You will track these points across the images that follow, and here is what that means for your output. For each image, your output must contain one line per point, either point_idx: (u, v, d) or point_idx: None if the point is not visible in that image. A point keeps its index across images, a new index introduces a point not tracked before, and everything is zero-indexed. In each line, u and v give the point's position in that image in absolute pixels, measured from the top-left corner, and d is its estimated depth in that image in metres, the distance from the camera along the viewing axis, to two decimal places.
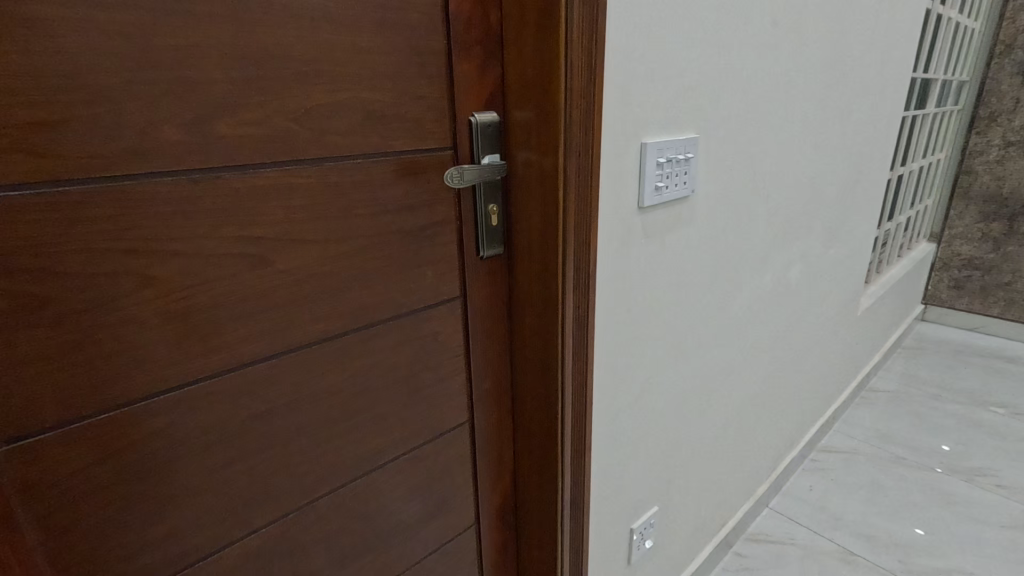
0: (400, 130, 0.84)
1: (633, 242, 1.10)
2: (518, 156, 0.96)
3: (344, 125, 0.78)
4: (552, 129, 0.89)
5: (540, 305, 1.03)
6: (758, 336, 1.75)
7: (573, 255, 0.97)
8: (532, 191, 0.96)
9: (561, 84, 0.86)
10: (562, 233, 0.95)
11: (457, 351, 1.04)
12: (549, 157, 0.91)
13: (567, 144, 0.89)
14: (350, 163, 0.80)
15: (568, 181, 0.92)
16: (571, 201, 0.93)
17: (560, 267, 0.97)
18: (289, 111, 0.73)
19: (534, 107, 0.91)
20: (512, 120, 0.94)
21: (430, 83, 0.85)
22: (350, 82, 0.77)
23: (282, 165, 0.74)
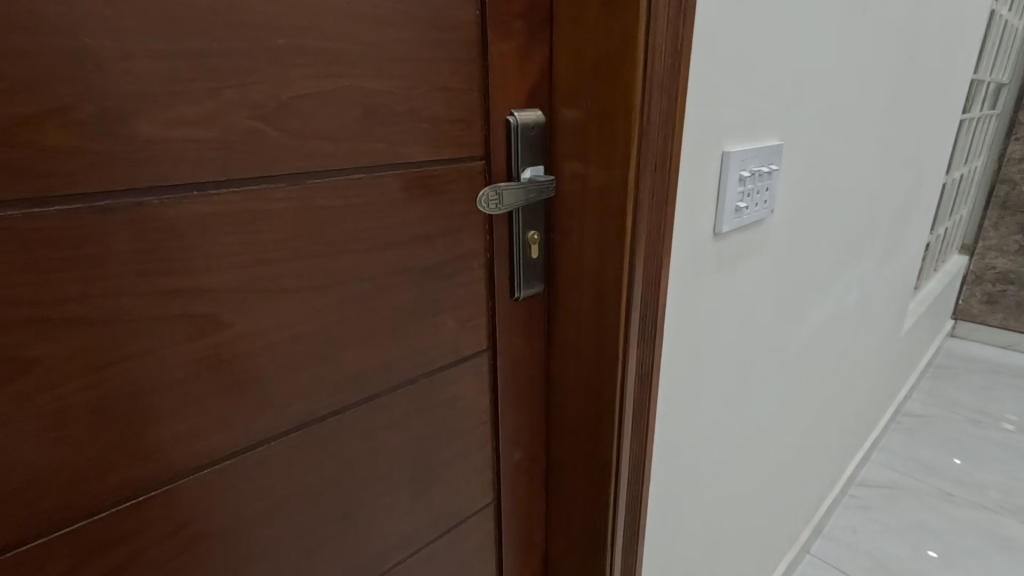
0: (416, 133, 0.60)
1: (704, 276, 0.87)
2: (568, 168, 0.72)
3: (337, 125, 0.54)
4: (623, 133, 0.66)
5: (591, 359, 0.80)
6: (815, 372, 1.52)
7: (640, 299, 0.74)
8: (588, 215, 0.73)
9: (639, 72, 0.63)
10: (627, 271, 0.72)
11: (483, 417, 0.81)
12: (614, 171, 0.68)
13: (642, 154, 0.66)
14: (346, 180, 0.56)
15: (640, 204, 0.68)
16: (642, 230, 0.70)
17: (622, 313, 0.74)
18: (257, 104, 0.49)
19: (595, 102, 0.67)
20: (563, 119, 0.71)
21: (456, 69, 0.62)
22: (347, 64, 0.53)
23: (246, 183, 0.50)
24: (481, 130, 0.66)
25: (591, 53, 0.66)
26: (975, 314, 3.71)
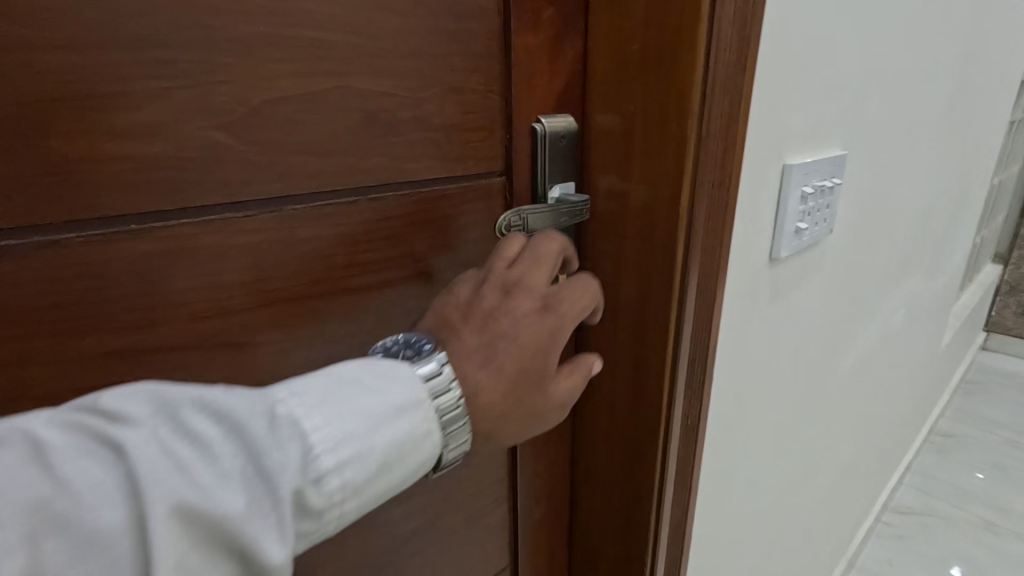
0: (424, 145, 0.49)
1: (757, 308, 0.75)
2: (604, 185, 0.60)
3: (325, 136, 0.43)
4: (675, 147, 0.54)
5: (628, 407, 0.68)
6: (859, 399, 1.39)
7: (689, 341, 0.62)
8: (628, 243, 0.61)
9: (699, 71, 0.51)
10: (676, 310, 0.60)
11: (499, 472, 0.69)
12: (663, 192, 0.56)
13: (698, 172, 0.54)
14: (336, 205, 0.45)
15: (694, 231, 0.57)
16: (695, 263, 0.58)
17: (668, 358, 0.63)
18: (219, 110, 0.38)
19: (639, 108, 0.55)
20: (599, 128, 0.58)
21: (473, 66, 0.51)
22: (337, 59, 0.42)
23: (206, 213, 0.39)
24: (502, 140, 0.55)
25: (637, 47, 0.54)
26: (1011, 326, 3.51)
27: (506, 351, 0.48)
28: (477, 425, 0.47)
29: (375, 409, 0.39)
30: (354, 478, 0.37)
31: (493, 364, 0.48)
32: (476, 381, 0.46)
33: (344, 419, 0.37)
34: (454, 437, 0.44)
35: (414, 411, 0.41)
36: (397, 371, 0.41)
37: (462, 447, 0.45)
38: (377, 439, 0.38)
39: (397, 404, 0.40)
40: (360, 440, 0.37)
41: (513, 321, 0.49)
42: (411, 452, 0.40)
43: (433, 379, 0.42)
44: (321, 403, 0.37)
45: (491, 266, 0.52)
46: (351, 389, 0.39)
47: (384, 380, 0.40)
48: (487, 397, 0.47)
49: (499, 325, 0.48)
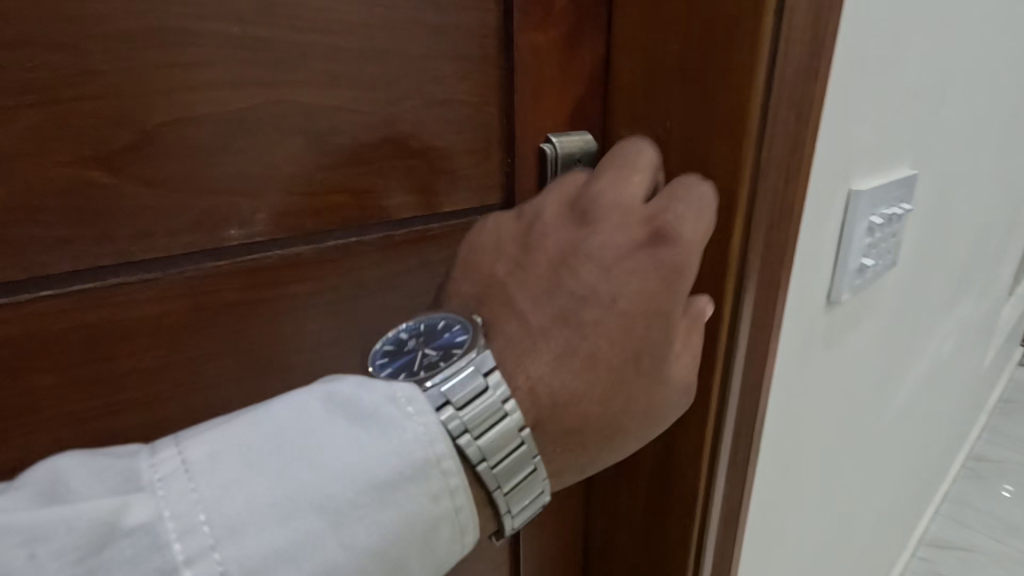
0: (396, 173, 0.38)
1: (809, 360, 0.62)
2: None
3: (258, 167, 0.32)
4: (724, 177, 0.41)
5: (654, 487, 0.55)
6: (906, 435, 1.25)
7: (735, 412, 0.50)
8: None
9: (760, 79, 0.38)
10: (719, 376, 0.48)
11: (499, 557, 0.57)
12: (705, 234, 0.43)
13: (753, 210, 0.41)
14: (275, 257, 0.34)
15: (745, 283, 0.44)
16: (745, 321, 0.45)
17: (709, 433, 0.50)
18: (94, 137, 0.27)
19: (677, 125, 0.42)
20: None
21: (463, 72, 0.39)
22: (272, 63, 0.31)
23: (79, 282, 0.28)
24: (501, 166, 0.43)
25: (675, 47, 0.41)
26: None
27: (599, 330, 0.36)
28: (551, 449, 0.36)
29: (332, 495, 0.27)
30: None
31: (582, 351, 0.36)
32: (554, 370, 0.35)
33: (283, 521, 0.26)
34: (518, 487, 0.34)
35: (393, 503, 0.28)
36: (379, 420, 0.30)
37: (540, 496, 0.36)
38: (321, 550, 0.27)
39: (366, 491, 0.28)
40: (304, 553, 0.26)
41: (597, 274, 0.37)
42: (397, 548, 0.29)
43: (470, 406, 0.32)
44: (246, 493, 0.26)
45: (545, 202, 0.40)
46: (305, 462, 0.28)
47: (355, 442, 0.29)
48: (570, 390, 0.36)
49: (577, 278, 0.37)
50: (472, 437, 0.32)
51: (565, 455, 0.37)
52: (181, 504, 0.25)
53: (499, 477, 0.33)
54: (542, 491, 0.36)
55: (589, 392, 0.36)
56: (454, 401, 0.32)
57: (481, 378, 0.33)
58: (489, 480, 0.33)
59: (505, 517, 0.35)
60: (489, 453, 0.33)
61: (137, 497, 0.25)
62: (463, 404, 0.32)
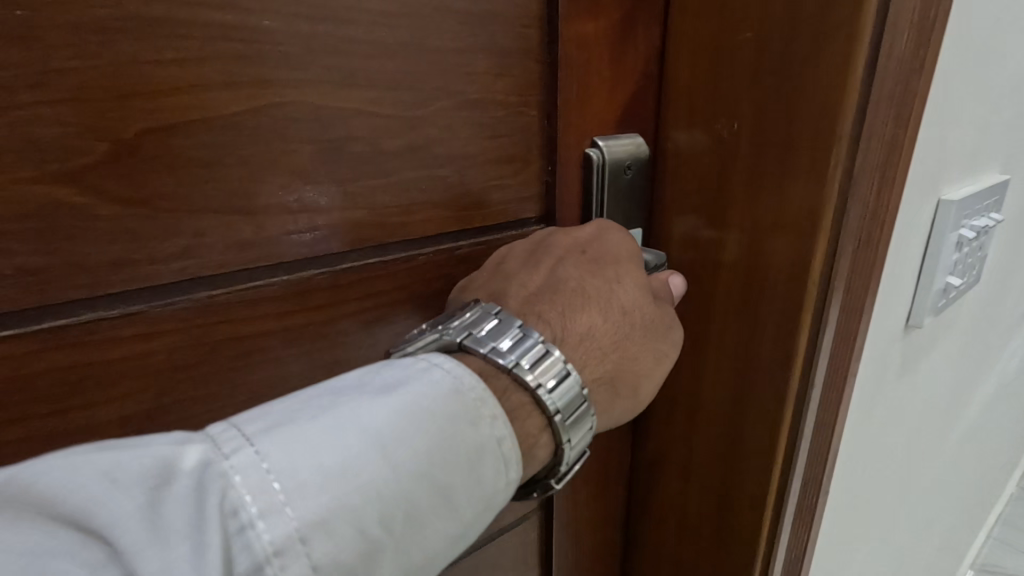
0: (420, 185, 0.32)
1: (881, 391, 0.55)
2: (683, 236, 0.42)
3: (262, 181, 0.27)
4: (807, 188, 0.35)
5: (705, 543, 0.48)
6: (968, 464, 1.14)
7: (805, 461, 0.42)
8: (717, 321, 0.41)
9: (859, 69, 0.31)
10: (789, 422, 0.40)
11: None
12: (779, 254, 0.37)
13: (842, 228, 0.35)
14: (279, 284, 0.29)
15: (827, 312, 0.37)
16: (825, 356, 0.38)
17: (773, 488, 0.42)
18: (64, 148, 0.22)
19: (748, 127, 0.36)
20: (679, 153, 0.40)
21: (500, 66, 0.34)
22: (279, 59, 0.26)
23: (48, 318, 0.24)
24: (541, 174, 0.38)
25: (749, 34, 0.35)
26: None
27: (609, 258, 0.35)
28: (585, 368, 0.33)
29: (375, 422, 0.24)
30: (350, 537, 0.22)
31: (592, 271, 0.35)
32: (575, 319, 0.33)
33: (330, 443, 0.23)
34: (576, 422, 0.31)
35: (451, 432, 0.25)
36: (412, 372, 0.27)
37: (587, 436, 0.32)
38: (371, 469, 0.23)
39: (420, 419, 0.25)
40: (360, 470, 0.23)
41: (573, 248, 0.35)
42: (447, 478, 0.25)
43: (513, 346, 0.30)
44: (291, 427, 0.23)
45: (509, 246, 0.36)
46: (347, 401, 0.24)
47: (399, 382, 0.26)
48: (590, 331, 0.34)
49: (561, 262, 0.35)
50: (522, 373, 0.29)
51: (595, 376, 0.33)
52: (230, 444, 0.22)
53: (558, 404, 0.30)
54: (592, 431, 0.32)
55: (603, 318, 0.34)
56: (497, 344, 0.30)
57: (517, 327, 0.31)
58: (545, 410, 0.30)
59: (562, 452, 0.31)
60: (545, 380, 0.29)
61: (190, 442, 0.22)
62: (508, 346, 0.30)
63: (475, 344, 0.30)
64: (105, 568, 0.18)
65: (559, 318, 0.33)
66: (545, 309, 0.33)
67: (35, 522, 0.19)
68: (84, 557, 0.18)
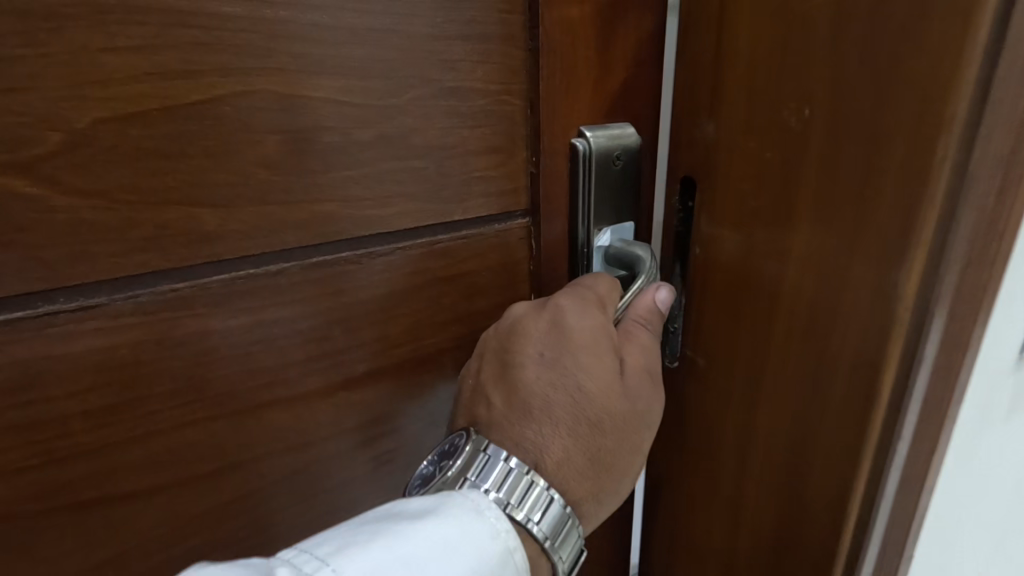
0: (395, 177, 0.32)
1: (1003, 450, 0.44)
2: (737, 243, 0.35)
3: (226, 172, 0.26)
4: (897, 194, 0.27)
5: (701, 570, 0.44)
6: None
7: (880, 535, 0.35)
8: (774, 350, 0.34)
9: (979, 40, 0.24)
10: (861, 485, 0.33)
11: None
12: (858, 282, 0.30)
13: (945, 246, 0.27)
14: (247, 277, 0.29)
15: (921, 355, 0.29)
16: (912, 409, 0.31)
17: (838, 561, 0.35)
18: (14, 139, 0.22)
19: (822, 115, 0.29)
20: (733, 143, 0.34)
21: (480, 53, 0.33)
22: (240, 47, 0.26)
23: (5, 311, 0.24)
24: (526, 165, 0.37)
25: None
26: None
27: (571, 356, 0.33)
28: (567, 491, 0.32)
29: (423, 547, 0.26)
30: None
31: (554, 382, 0.32)
32: (544, 441, 0.32)
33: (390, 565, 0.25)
34: (565, 539, 0.31)
35: (479, 549, 0.27)
36: (438, 499, 0.29)
37: (580, 553, 0.32)
38: None
39: (458, 538, 0.27)
40: None
41: (537, 363, 0.33)
42: None
43: (502, 483, 0.30)
44: (356, 550, 0.25)
45: (484, 344, 0.35)
46: (394, 524, 0.27)
47: (433, 507, 0.28)
48: (563, 456, 0.32)
49: (526, 380, 0.33)
50: (512, 511, 0.30)
51: (578, 494, 0.32)
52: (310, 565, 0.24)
53: (547, 531, 0.30)
54: (581, 545, 0.32)
55: (575, 437, 0.32)
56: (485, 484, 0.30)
57: (505, 461, 0.30)
58: (534, 538, 0.30)
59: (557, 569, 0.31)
60: (533, 514, 0.30)
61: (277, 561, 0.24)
62: (499, 485, 0.30)
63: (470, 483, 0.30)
64: None
65: (534, 448, 0.32)
66: (518, 434, 0.32)
67: None
68: None
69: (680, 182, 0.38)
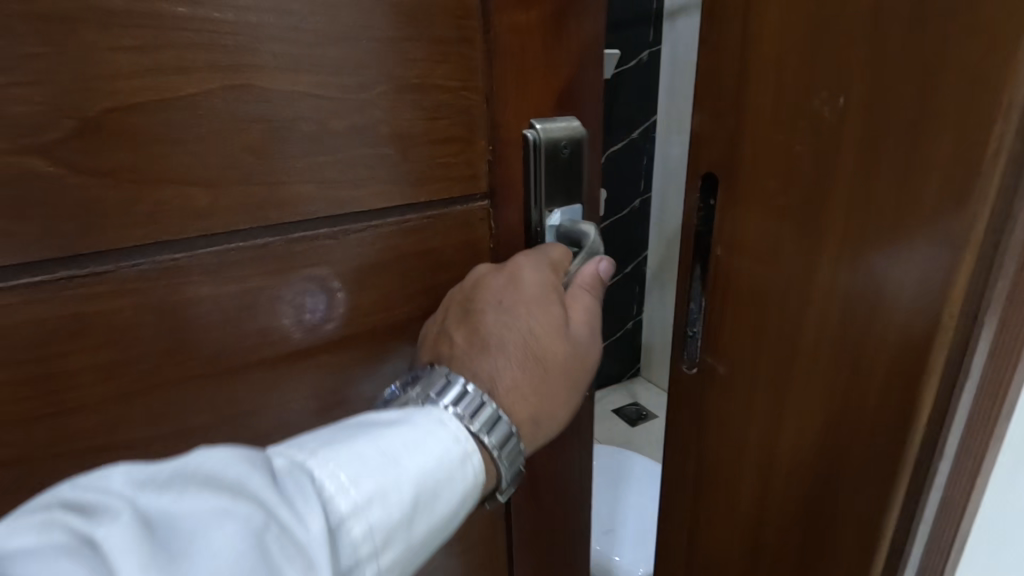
0: (366, 164, 0.36)
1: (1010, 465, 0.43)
2: (764, 231, 0.38)
3: (217, 156, 0.30)
4: (942, 185, 0.28)
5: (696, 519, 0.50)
6: None
7: (934, 505, 0.34)
8: (807, 330, 0.37)
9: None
10: (907, 477, 0.33)
11: None
12: (876, 257, 0.32)
13: (999, 244, 0.28)
14: (236, 250, 0.33)
15: (972, 349, 0.30)
16: (979, 374, 0.31)
17: (886, 536, 0.35)
18: (34, 125, 0.26)
19: (855, 107, 0.31)
20: (761, 137, 0.37)
21: (441, 54, 0.37)
22: (228, 47, 0.29)
23: (25, 274, 0.27)
24: (484, 154, 0.41)
25: None
26: None
27: (523, 302, 0.38)
28: (513, 412, 0.36)
29: (401, 443, 0.29)
30: (393, 517, 0.27)
31: (506, 320, 0.37)
32: (495, 369, 0.37)
33: (375, 453, 0.28)
34: (509, 455, 0.35)
35: (446, 448, 0.31)
36: (405, 411, 0.32)
37: (520, 472, 0.36)
38: (406, 472, 0.28)
39: (427, 438, 0.30)
40: (398, 471, 0.28)
41: (493, 307, 0.38)
42: (444, 485, 0.30)
43: (459, 402, 0.34)
44: (342, 443, 0.27)
45: (452, 295, 0.40)
46: (371, 427, 0.29)
47: (402, 417, 0.31)
48: (510, 382, 0.37)
49: (482, 319, 0.37)
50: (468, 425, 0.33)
51: (522, 415, 0.37)
52: (301, 454, 0.26)
53: (495, 445, 0.34)
54: (522, 464, 0.37)
55: (524, 369, 0.37)
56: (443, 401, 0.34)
57: (462, 384, 0.35)
58: (485, 450, 0.34)
59: (501, 480, 0.36)
60: (485, 427, 0.34)
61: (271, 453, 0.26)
62: (457, 401, 0.34)
63: (433, 403, 0.34)
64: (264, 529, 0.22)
65: (489, 380, 0.36)
66: (474, 365, 0.37)
67: (201, 490, 0.22)
68: (241, 518, 0.21)
69: (701, 177, 0.42)
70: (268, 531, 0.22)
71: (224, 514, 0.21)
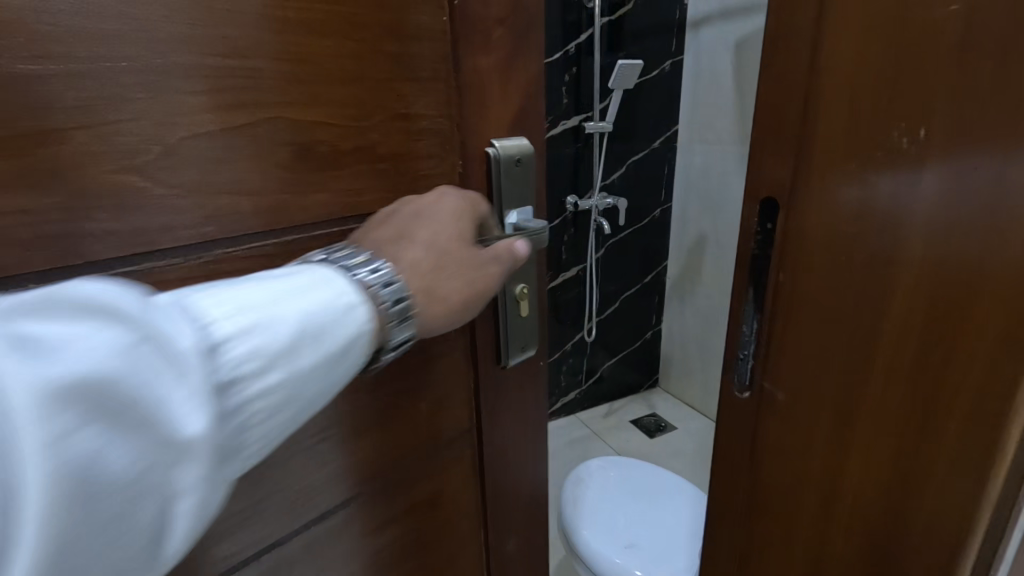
0: (368, 176, 0.46)
1: None
2: (854, 250, 0.46)
3: (258, 172, 0.39)
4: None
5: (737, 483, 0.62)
6: None
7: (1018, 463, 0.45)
8: (900, 314, 0.45)
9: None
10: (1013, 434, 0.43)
11: (470, 498, 0.68)
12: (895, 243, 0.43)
13: None
14: (271, 244, 0.42)
15: None
16: None
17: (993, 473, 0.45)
18: (129, 151, 0.34)
19: (935, 136, 0.40)
20: (827, 148, 0.45)
21: (423, 89, 0.48)
22: (266, 89, 0.39)
23: (117, 265, 0.35)
24: (456, 167, 0.52)
25: (954, 8, 0.37)
26: None
27: (434, 211, 0.45)
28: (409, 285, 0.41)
29: (280, 293, 0.33)
30: (268, 353, 0.31)
31: (416, 219, 0.45)
32: (401, 251, 0.42)
33: (252, 301, 0.32)
34: (395, 320, 0.40)
35: (326, 301, 0.35)
36: (294, 270, 0.36)
37: (406, 339, 0.41)
38: (282, 317, 0.32)
39: (307, 292, 0.35)
40: (276, 316, 0.32)
41: (411, 210, 0.45)
42: (322, 332, 0.34)
43: (361, 266, 0.39)
44: (220, 291, 0.31)
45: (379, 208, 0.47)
46: (256, 278, 0.33)
47: (290, 274, 0.35)
48: (411, 263, 0.42)
49: (400, 217, 0.45)
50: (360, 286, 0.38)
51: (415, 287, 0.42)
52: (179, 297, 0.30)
53: (381, 309, 0.39)
54: (407, 336, 0.41)
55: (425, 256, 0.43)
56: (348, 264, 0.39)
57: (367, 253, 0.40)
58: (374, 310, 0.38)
59: (386, 341, 0.40)
60: (373, 289, 0.38)
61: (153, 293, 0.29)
62: (359, 265, 0.39)
63: (336, 266, 0.38)
64: (129, 349, 0.26)
65: (392, 256, 0.42)
66: (384, 247, 0.43)
67: (73, 313, 0.26)
68: (112, 339, 0.26)
69: (759, 204, 0.50)
70: (133, 350, 0.26)
71: (94, 336, 0.25)
